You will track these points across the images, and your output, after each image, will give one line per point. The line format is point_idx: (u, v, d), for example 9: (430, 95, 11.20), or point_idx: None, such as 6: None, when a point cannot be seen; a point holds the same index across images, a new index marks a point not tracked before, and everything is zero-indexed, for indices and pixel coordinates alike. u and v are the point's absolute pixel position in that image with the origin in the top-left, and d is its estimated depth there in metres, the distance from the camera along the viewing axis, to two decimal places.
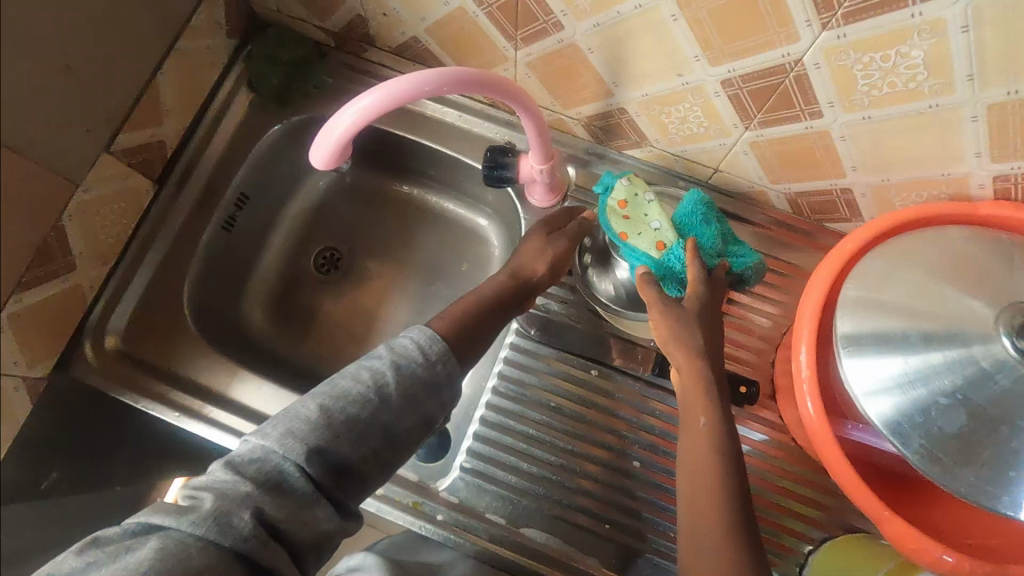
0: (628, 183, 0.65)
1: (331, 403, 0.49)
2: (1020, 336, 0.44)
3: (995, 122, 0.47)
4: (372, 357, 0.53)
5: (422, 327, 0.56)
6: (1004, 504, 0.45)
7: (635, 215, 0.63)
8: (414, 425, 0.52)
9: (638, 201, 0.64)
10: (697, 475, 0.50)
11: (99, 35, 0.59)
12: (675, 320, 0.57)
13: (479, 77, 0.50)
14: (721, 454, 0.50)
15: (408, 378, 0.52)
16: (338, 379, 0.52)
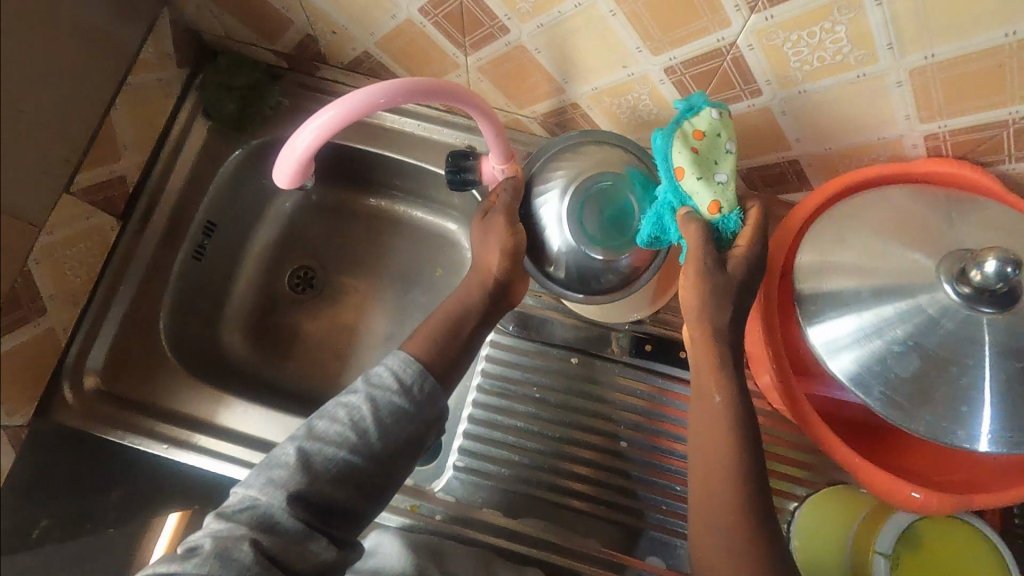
0: (717, 117, 0.55)
1: (307, 448, 0.55)
2: (959, 282, 0.47)
3: (918, 86, 0.50)
4: (349, 395, 0.58)
5: (396, 354, 0.61)
6: (959, 437, 0.48)
7: (706, 161, 0.55)
8: (398, 453, 0.57)
9: (718, 145, 0.55)
10: (714, 469, 0.52)
11: (47, 78, 0.59)
12: (704, 292, 0.54)
13: (432, 84, 0.52)
14: (734, 442, 0.52)
15: (385, 409, 0.57)
16: (318, 421, 0.58)
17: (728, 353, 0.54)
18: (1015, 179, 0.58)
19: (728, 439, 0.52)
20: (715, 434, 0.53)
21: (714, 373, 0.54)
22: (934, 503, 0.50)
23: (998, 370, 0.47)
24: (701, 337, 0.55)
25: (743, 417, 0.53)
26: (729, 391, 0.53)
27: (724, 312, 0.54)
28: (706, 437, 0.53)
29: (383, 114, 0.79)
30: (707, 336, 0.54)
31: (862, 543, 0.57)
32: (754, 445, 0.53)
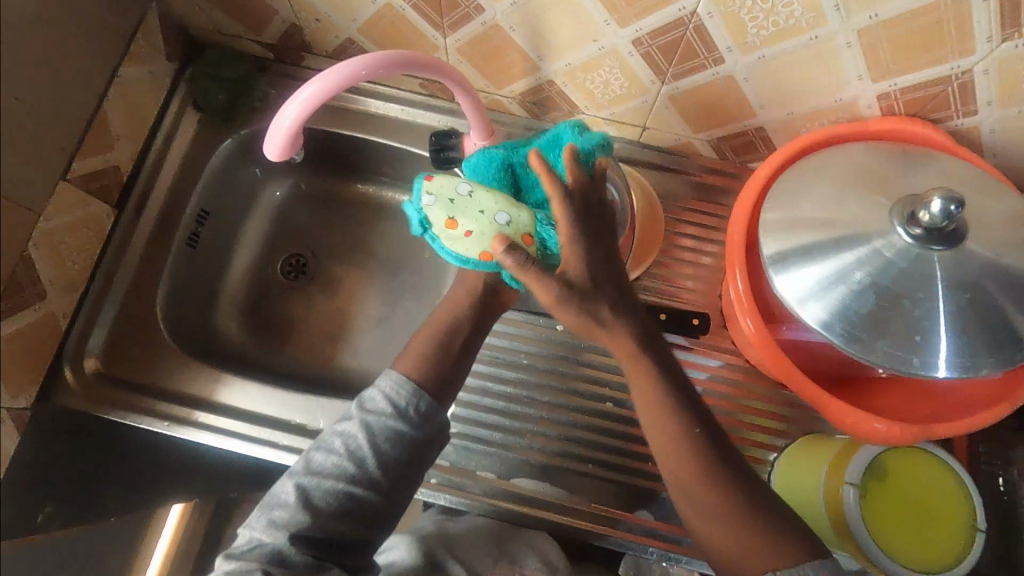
0: (432, 198, 0.60)
1: (307, 484, 0.57)
2: (911, 224, 0.51)
3: (866, 45, 0.54)
4: (343, 423, 0.59)
5: (388, 375, 0.61)
6: (915, 366, 0.51)
7: (468, 226, 0.59)
8: (400, 475, 0.59)
9: (459, 207, 0.60)
10: (673, 456, 0.53)
11: (45, 68, 0.61)
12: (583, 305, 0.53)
13: (411, 56, 0.55)
14: (683, 424, 0.53)
15: (380, 436, 0.58)
16: (317, 453, 0.59)
17: (636, 338, 0.55)
18: (964, 134, 0.61)
19: (674, 425, 0.53)
20: (662, 422, 0.54)
21: (636, 362, 0.55)
22: (897, 433, 0.54)
23: (949, 302, 0.51)
24: (603, 333, 0.55)
25: (681, 401, 0.54)
26: (659, 376, 0.54)
27: (600, 304, 0.54)
28: (655, 428, 0.54)
29: (367, 100, 0.82)
30: (615, 324, 0.54)
31: (833, 482, 0.58)
32: (703, 427, 0.54)
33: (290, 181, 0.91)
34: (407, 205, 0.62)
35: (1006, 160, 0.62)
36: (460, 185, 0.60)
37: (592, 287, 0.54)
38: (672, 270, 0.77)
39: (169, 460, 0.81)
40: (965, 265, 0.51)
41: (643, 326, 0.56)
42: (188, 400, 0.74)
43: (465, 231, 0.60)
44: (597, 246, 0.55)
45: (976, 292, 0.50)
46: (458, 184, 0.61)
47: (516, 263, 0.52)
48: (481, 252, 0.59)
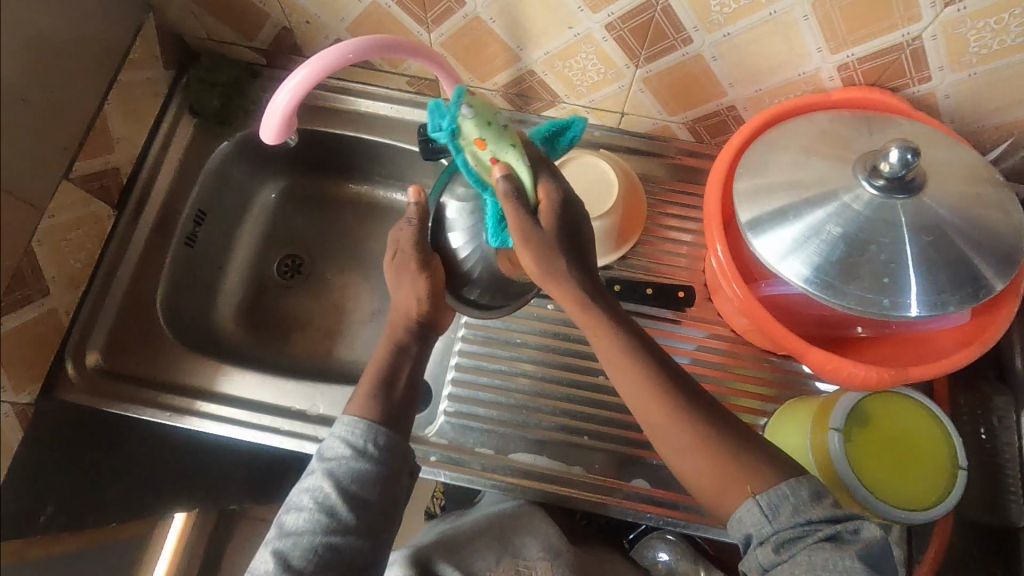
0: (472, 112, 0.52)
1: (282, 549, 0.55)
2: (873, 175, 0.54)
3: (821, 16, 0.58)
4: (307, 478, 0.58)
5: (342, 420, 0.61)
6: (885, 306, 0.54)
7: (497, 149, 0.53)
8: (377, 512, 0.58)
9: (495, 131, 0.53)
10: (652, 407, 0.56)
11: (51, 71, 0.64)
12: (546, 248, 0.56)
13: (391, 39, 0.60)
14: (658, 384, 0.56)
15: (346, 479, 0.57)
16: (287, 515, 0.58)
17: (582, 287, 0.58)
18: (922, 101, 0.65)
19: (646, 382, 0.56)
20: (633, 379, 0.57)
21: (597, 323, 0.58)
22: (875, 375, 0.57)
23: (913, 246, 0.54)
24: (555, 286, 0.58)
25: (638, 347, 0.57)
26: (614, 326, 0.58)
27: (557, 249, 0.56)
28: (633, 385, 0.57)
29: (357, 100, 0.85)
30: (568, 277, 0.57)
31: (819, 441, 0.61)
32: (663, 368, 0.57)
33: (284, 183, 0.94)
34: (434, 110, 0.54)
35: (961, 125, 0.66)
36: (501, 116, 0.53)
37: (553, 231, 0.56)
38: (655, 248, 0.80)
39: (169, 456, 0.83)
40: (924, 214, 0.54)
41: (595, 283, 0.59)
42: (190, 392, 0.76)
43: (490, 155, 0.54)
44: (570, 203, 0.58)
45: (938, 235, 0.54)
46: (498, 113, 0.54)
47: (505, 191, 0.53)
48: (497, 164, 0.53)
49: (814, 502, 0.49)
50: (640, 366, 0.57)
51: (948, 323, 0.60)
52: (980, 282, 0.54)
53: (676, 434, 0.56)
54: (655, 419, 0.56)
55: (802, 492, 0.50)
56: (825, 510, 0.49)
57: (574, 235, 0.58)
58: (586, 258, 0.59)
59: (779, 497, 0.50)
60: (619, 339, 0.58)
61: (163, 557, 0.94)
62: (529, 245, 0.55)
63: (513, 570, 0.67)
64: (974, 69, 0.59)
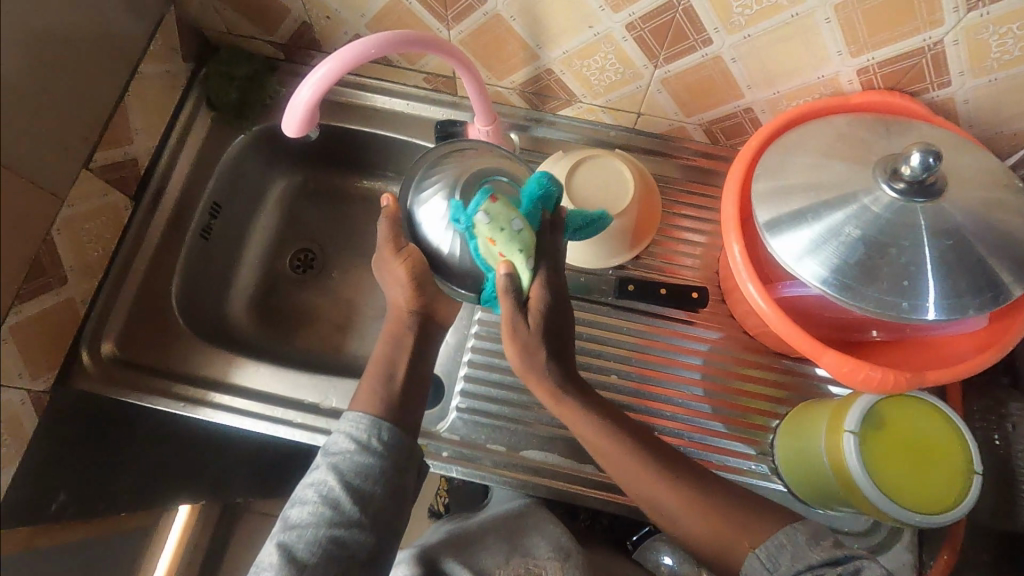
0: (489, 220, 0.56)
1: (287, 541, 0.53)
2: (894, 179, 0.54)
3: (843, 20, 0.58)
4: (312, 473, 0.58)
5: (348, 415, 0.61)
6: (902, 309, 0.55)
7: (505, 250, 0.56)
8: (382, 506, 0.57)
9: (509, 236, 0.55)
10: (635, 475, 0.59)
11: (73, 60, 0.64)
12: (526, 344, 0.59)
13: (412, 35, 0.61)
14: (635, 447, 0.60)
15: (351, 472, 0.57)
16: (291, 510, 0.57)
17: (557, 380, 0.60)
18: (941, 106, 0.65)
19: (626, 450, 0.60)
20: (615, 454, 0.60)
21: (574, 411, 0.61)
22: (890, 378, 0.57)
23: (933, 250, 0.54)
24: (534, 377, 0.61)
25: (619, 426, 0.61)
26: (594, 414, 0.61)
27: (537, 345, 0.59)
28: (615, 460, 0.60)
29: (373, 96, 0.86)
30: (547, 371, 0.60)
31: (832, 441, 0.61)
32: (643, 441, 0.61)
33: (297, 178, 0.95)
34: (459, 212, 0.60)
35: (980, 130, 0.66)
36: (517, 221, 0.55)
37: (537, 330, 0.59)
38: (669, 248, 0.80)
39: (179, 446, 0.83)
40: (944, 218, 0.54)
41: (571, 372, 0.62)
42: (203, 383, 0.77)
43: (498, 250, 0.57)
44: (551, 301, 0.60)
45: (957, 240, 0.54)
46: (516, 218, 0.56)
47: (504, 286, 0.57)
48: (503, 261, 0.56)
49: (811, 547, 0.49)
50: (619, 443, 0.60)
51: (963, 328, 0.61)
52: (998, 286, 0.54)
53: (661, 495, 0.58)
54: (640, 486, 0.59)
55: (798, 538, 0.51)
56: (825, 552, 0.49)
57: (558, 331, 0.61)
58: (567, 354, 0.62)
59: (776, 548, 0.50)
60: (593, 426, 0.60)
61: (169, 548, 0.94)
62: (515, 341, 0.59)
63: (523, 569, 0.64)
64: (994, 75, 0.59)
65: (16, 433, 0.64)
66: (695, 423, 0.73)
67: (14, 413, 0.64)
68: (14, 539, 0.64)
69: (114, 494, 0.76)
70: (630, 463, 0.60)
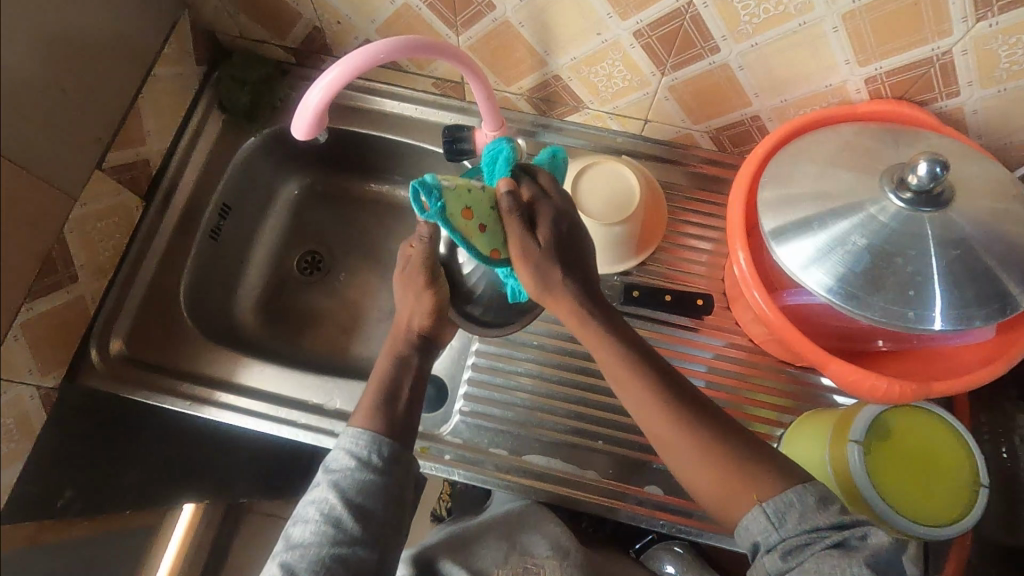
0: (452, 187, 0.54)
1: (288, 561, 0.54)
2: (900, 188, 0.54)
3: (851, 29, 0.58)
4: (312, 491, 0.58)
5: (347, 431, 0.61)
6: (908, 319, 0.54)
7: (483, 218, 0.56)
8: (383, 522, 0.57)
9: (477, 200, 0.56)
10: (653, 419, 0.57)
11: (87, 62, 0.65)
12: (538, 263, 0.58)
13: (422, 40, 0.61)
14: (651, 380, 0.58)
15: (351, 489, 0.57)
16: (293, 529, 0.57)
17: (579, 300, 0.60)
18: (949, 116, 0.65)
19: (647, 384, 0.57)
20: (632, 391, 0.58)
21: (592, 333, 0.60)
22: (895, 387, 0.57)
23: (941, 259, 0.54)
24: (552, 298, 0.60)
25: (637, 358, 0.58)
26: (611, 340, 0.59)
27: (551, 265, 0.59)
28: (633, 398, 0.58)
29: (383, 100, 0.86)
30: (566, 294, 0.59)
31: (836, 451, 0.61)
32: (662, 378, 0.58)
33: (306, 180, 0.95)
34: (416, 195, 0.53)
35: (988, 141, 0.66)
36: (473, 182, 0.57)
37: (548, 245, 0.59)
38: (675, 255, 0.80)
39: (183, 445, 0.84)
40: (951, 229, 0.54)
41: (591, 290, 0.61)
42: (211, 382, 0.78)
43: (478, 222, 0.56)
44: (562, 218, 0.60)
45: (965, 250, 0.54)
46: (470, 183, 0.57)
47: (509, 206, 0.57)
48: (484, 231, 0.56)
49: (819, 509, 0.49)
50: (639, 377, 0.58)
51: (971, 339, 0.60)
52: (1007, 297, 0.54)
53: (682, 449, 0.55)
54: (652, 423, 0.57)
55: (808, 500, 0.50)
56: (831, 517, 0.49)
57: (574, 255, 0.61)
58: (586, 275, 0.61)
59: (785, 504, 0.50)
60: (611, 351, 0.59)
61: (173, 548, 0.95)
62: (529, 264, 0.58)
63: (521, 567, 0.66)
64: (1003, 85, 0.59)
65: (25, 430, 0.65)
66: None
67: (23, 409, 0.65)
68: (21, 534, 0.65)
69: (119, 493, 0.77)
70: (646, 399, 0.57)
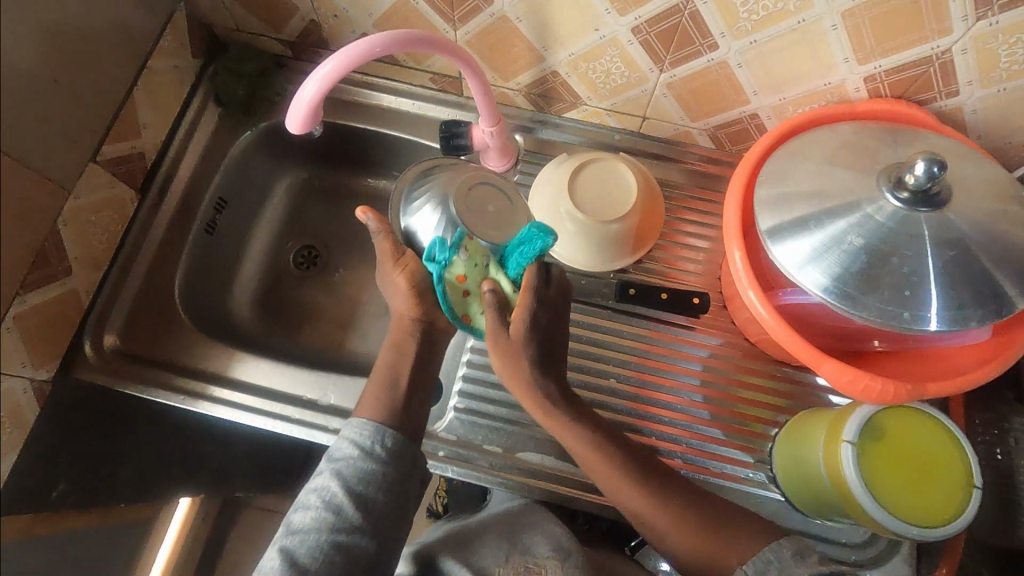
0: (466, 255, 0.63)
1: (289, 547, 0.54)
2: (897, 188, 0.53)
3: (851, 27, 0.58)
4: (315, 479, 0.58)
5: (353, 421, 0.61)
6: (902, 319, 0.54)
7: (471, 288, 0.64)
8: (384, 512, 0.57)
9: (477, 273, 0.64)
10: (611, 484, 0.61)
11: (82, 53, 0.65)
12: (505, 354, 0.62)
13: (418, 34, 0.61)
14: (612, 453, 0.62)
15: (353, 478, 0.57)
16: (294, 515, 0.57)
17: (545, 390, 0.63)
18: (948, 116, 0.65)
19: (615, 460, 0.61)
20: (598, 463, 0.62)
21: (558, 417, 0.63)
22: (888, 389, 0.57)
23: (937, 260, 0.53)
24: (520, 388, 0.63)
25: (601, 436, 0.62)
26: (578, 422, 0.62)
27: (522, 359, 0.62)
28: (596, 468, 0.62)
29: (380, 95, 0.86)
30: (532, 382, 0.62)
31: (829, 450, 0.61)
32: (623, 449, 0.62)
33: (303, 175, 0.95)
34: (434, 242, 0.63)
35: (987, 141, 0.66)
36: (487, 259, 0.64)
37: (518, 338, 0.62)
38: (672, 253, 0.80)
39: (177, 438, 0.84)
40: (948, 229, 0.53)
41: (560, 380, 0.64)
42: (205, 376, 0.77)
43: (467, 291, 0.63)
44: (544, 313, 0.63)
45: (961, 250, 0.53)
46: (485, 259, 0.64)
47: (490, 302, 0.62)
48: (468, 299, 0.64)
49: (797, 562, 0.51)
50: (602, 455, 0.61)
51: (966, 341, 0.60)
52: (1003, 298, 0.53)
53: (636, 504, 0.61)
54: (608, 485, 0.62)
55: (785, 557, 0.52)
56: (810, 568, 0.51)
57: (546, 347, 0.64)
58: (556, 367, 0.64)
59: (763, 563, 0.52)
60: (578, 434, 0.62)
61: (168, 542, 0.95)
62: (498, 350, 0.62)
63: (522, 568, 0.63)
64: (1002, 85, 0.59)
65: (18, 423, 0.65)
66: (693, 429, 0.72)
67: (15, 402, 0.65)
68: (15, 528, 0.65)
69: (114, 487, 0.76)
70: (606, 470, 0.61)
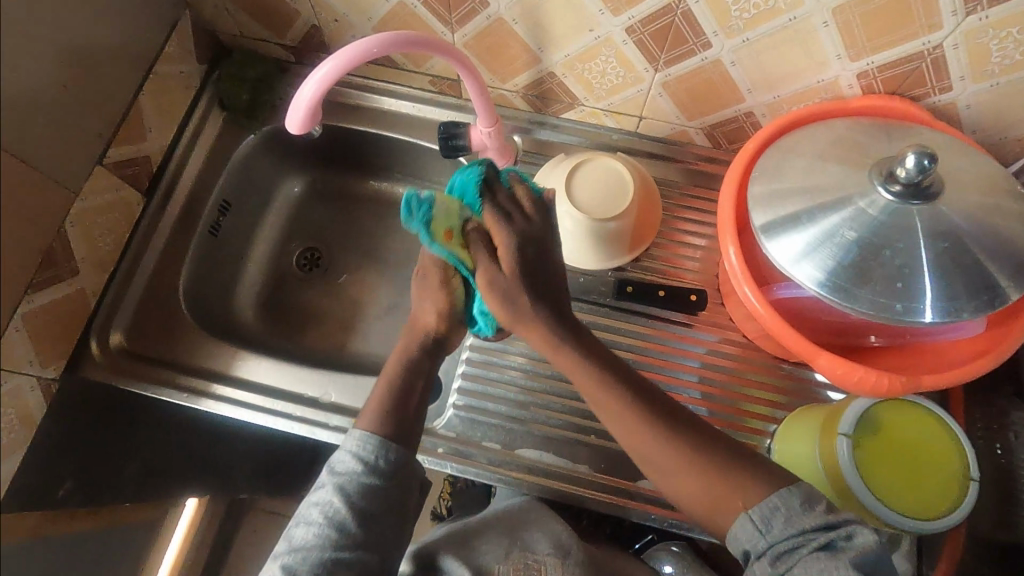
0: (443, 214, 0.58)
1: (292, 564, 0.54)
2: (888, 181, 0.54)
3: (842, 23, 0.58)
4: (317, 493, 0.57)
5: (354, 433, 0.59)
6: (895, 311, 0.54)
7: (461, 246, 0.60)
8: (386, 526, 0.57)
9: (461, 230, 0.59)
10: (636, 435, 0.55)
11: (89, 59, 0.66)
12: (501, 292, 0.58)
13: (415, 36, 0.62)
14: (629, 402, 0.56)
15: (356, 494, 0.56)
16: (297, 528, 0.57)
17: (548, 324, 0.58)
18: (942, 111, 0.65)
19: (629, 411, 0.55)
20: (613, 411, 0.56)
21: (566, 356, 0.58)
22: (884, 382, 0.57)
23: (929, 252, 0.54)
24: (522, 324, 0.59)
25: (616, 381, 0.57)
26: (588, 362, 0.58)
27: (519, 291, 0.57)
28: (610, 416, 0.57)
29: (380, 97, 0.87)
30: (536, 318, 0.58)
31: (826, 447, 0.61)
32: (637, 392, 0.57)
33: (305, 178, 0.96)
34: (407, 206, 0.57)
35: (983, 136, 0.66)
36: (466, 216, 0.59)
37: (513, 274, 0.57)
38: (670, 251, 0.80)
39: (181, 437, 0.85)
40: (939, 221, 0.54)
41: (564, 313, 0.59)
42: (209, 375, 0.79)
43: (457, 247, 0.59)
44: (529, 243, 0.59)
45: (954, 242, 0.53)
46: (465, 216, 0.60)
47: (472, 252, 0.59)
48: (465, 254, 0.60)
49: (806, 512, 0.49)
50: (614, 398, 0.56)
51: (961, 334, 0.60)
52: (996, 290, 0.53)
53: (658, 450, 0.55)
54: (626, 433, 0.56)
55: (793, 502, 0.49)
56: (818, 518, 0.48)
57: (542, 276, 0.59)
58: (556, 299, 0.59)
59: (770, 509, 0.50)
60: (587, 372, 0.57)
61: (175, 544, 0.95)
62: (495, 293, 0.58)
63: (522, 564, 0.64)
64: (996, 80, 0.59)
65: (26, 420, 0.66)
66: None
67: (23, 399, 0.66)
68: (24, 525, 0.66)
69: (120, 484, 0.77)
70: (621, 414, 0.56)
